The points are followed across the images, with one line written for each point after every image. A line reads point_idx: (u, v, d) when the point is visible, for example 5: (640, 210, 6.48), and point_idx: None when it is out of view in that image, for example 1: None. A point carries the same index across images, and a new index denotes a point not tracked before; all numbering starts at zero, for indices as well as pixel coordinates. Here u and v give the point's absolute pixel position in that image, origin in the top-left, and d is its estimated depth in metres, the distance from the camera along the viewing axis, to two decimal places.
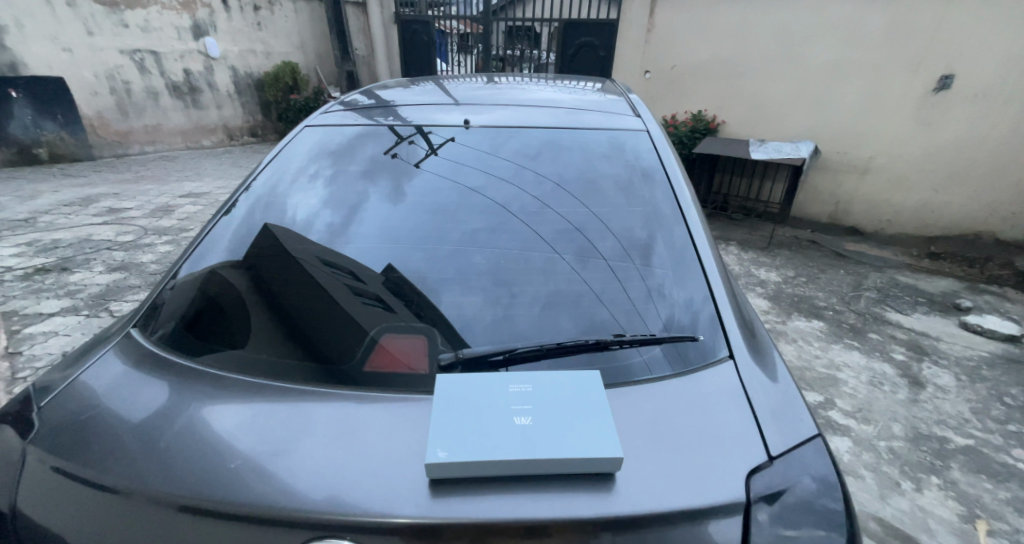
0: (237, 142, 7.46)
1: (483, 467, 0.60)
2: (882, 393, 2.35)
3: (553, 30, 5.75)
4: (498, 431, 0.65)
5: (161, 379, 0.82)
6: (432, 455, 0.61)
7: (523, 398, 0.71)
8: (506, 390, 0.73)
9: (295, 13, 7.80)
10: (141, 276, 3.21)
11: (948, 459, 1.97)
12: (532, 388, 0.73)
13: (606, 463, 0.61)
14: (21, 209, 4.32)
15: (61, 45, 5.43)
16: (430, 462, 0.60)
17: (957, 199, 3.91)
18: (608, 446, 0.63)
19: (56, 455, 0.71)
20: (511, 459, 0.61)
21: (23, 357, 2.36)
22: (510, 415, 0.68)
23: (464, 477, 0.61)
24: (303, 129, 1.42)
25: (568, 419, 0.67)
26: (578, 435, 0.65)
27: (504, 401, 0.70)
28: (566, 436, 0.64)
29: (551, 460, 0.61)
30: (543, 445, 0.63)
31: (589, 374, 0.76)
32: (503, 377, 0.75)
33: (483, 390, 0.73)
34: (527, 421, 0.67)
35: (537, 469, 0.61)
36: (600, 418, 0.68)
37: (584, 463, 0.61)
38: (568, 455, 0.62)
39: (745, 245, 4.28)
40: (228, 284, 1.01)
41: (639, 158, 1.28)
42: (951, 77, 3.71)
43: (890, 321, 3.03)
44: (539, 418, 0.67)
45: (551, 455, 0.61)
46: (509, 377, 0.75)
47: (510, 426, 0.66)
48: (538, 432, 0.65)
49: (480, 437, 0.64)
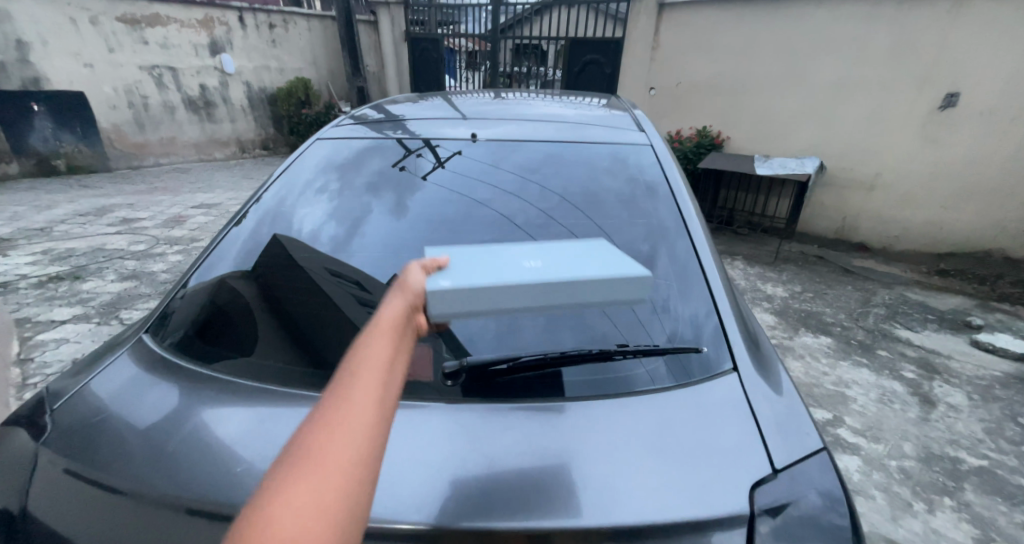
0: (249, 155, 7.60)
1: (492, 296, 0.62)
2: (892, 412, 2.31)
3: (560, 48, 5.94)
4: (499, 272, 0.66)
5: (171, 384, 0.83)
6: (432, 284, 0.59)
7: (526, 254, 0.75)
8: (507, 252, 0.76)
9: (309, 30, 7.93)
10: (152, 285, 3.26)
11: (961, 480, 1.93)
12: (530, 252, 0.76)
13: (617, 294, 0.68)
14: (38, 218, 4.42)
15: (83, 61, 5.65)
16: (427, 288, 0.58)
17: (965, 216, 3.88)
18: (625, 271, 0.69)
19: (69, 457, 0.72)
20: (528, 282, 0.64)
21: (34, 364, 2.40)
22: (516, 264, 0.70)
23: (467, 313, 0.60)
24: (314, 143, 1.46)
25: (572, 263, 0.71)
26: (586, 269, 0.69)
27: (505, 258, 0.73)
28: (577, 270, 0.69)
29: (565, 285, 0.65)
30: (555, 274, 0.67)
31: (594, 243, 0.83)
32: (495, 248, 0.78)
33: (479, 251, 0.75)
34: (535, 265, 0.71)
35: (547, 298, 0.66)
36: (602, 264, 0.72)
37: (591, 289, 0.67)
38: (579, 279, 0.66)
39: (751, 260, 4.27)
40: (237, 294, 1.02)
41: (642, 173, 1.30)
42: (957, 95, 3.71)
43: (900, 338, 2.99)
44: (542, 263, 0.70)
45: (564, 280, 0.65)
46: (503, 248, 0.78)
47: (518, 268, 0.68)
48: (544, 270, 0.68)
49: (485, 275, 0.65)
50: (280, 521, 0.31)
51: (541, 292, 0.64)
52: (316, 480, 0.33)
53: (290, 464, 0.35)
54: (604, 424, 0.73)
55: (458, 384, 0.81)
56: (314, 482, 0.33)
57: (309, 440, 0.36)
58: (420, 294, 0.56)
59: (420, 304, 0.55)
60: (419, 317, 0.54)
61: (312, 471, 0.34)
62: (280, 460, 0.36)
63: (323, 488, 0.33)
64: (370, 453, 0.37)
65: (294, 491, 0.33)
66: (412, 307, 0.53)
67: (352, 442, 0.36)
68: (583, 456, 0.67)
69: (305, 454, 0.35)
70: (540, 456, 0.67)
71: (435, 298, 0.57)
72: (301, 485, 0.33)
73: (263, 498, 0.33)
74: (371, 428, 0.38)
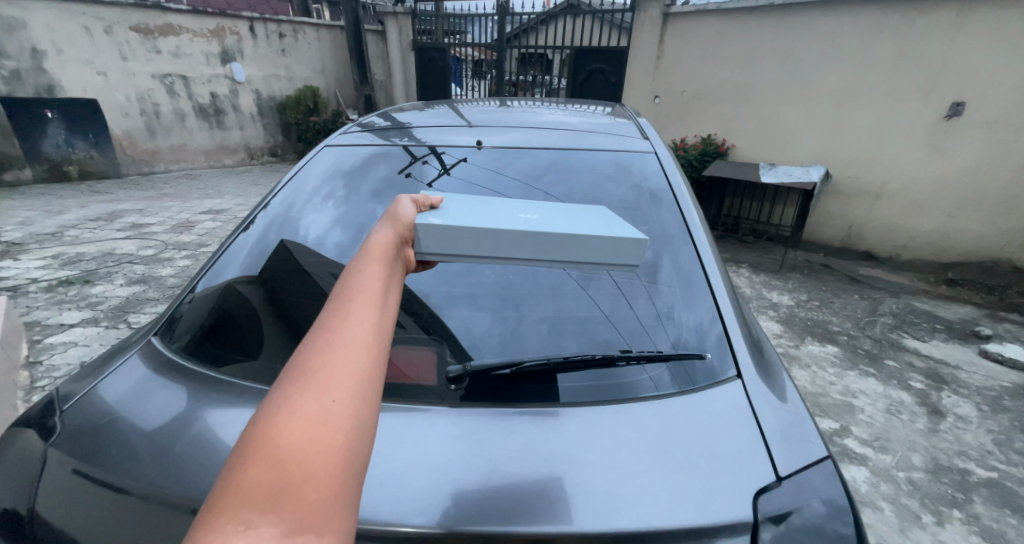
0: (257, 161, 7.69)
1: (476, 240, 0.71)
2: (900, 422, 2.28)
3: (565, 57, 6.02)
4: (492, 223, 0.75)
5: (180, 386, 0.84)
6: (421, 220, 0.69)
7: (520, 211, 0.84)
8: (503, 207, 0.86)
9: (318, 40, 8.04)
10: (160, 289, 3.30)
11: (970, 492, 1.90)
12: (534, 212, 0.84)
13: (603, 256, 0.73)
14: (50, 223, 4.50)
15: (97, 69, 5.77)
16: (416, 222, 0.67)
17: (973, 225, 3.85)
18: (621, 235, 0.72)
19: (78, 458, 0.74)
20: (512, 232, 0.72)
21: (43, 367, 2.43)
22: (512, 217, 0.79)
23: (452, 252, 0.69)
24: (322, 149, 1.48)
25: (567, 222, 0.79)
26: (579, 228, 0.76)
27: (506, 214, 0.82)
28: (565, 227, 0.75)
29: (546, 237, 0.72)
30: (546, 227, 0.74)
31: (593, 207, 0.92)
32: (505, 207, 0.87)
33: (476, 205, 0.86)
34: (525, 219, 0.78)
35: (532, 247, 0.73)
36: (598, 225, 0.78)
37: (574, 246, 0.73)
38: (564, 232, 0.72)
39: (756, 268, 4.25)
40: (245, 299, 1.04)
41: (646, 180, 1.31)
42: (963, 104, 3.70)
43: (908, 348, 2.96)
44: (539, 219, 0.79)
45: (544, 232, 0.72)
46: (512, 207, 0.87)
47: (511, 221, 0.77)
48: (537, 223, 0.76)
49: (473, 223, 0.74)
50: (295, 436, 0.36)
51: (527, 241, 0.72)
52: (324, 402, 0.38)
53: (295, 388, 0.39)
54: (607, 429, 0.73)
55: (462, 388, 0.82)
56: (322, 404, 0.38)
57: (312, 368, 0.41)
58: (409, 227, 0.66)
59: (407, 235, 0.65)
60: (404, 256, 0.62)
61: (320, 394, 0.39)
62: (284, 385, 0.40)
63: (331, 409, 0.38)
64: (373, 379, 0.42)
65: (304, 411, 0.37)
66: (403, 238, 0.63)
67: (357, 368, 0.41)
68: (585, 461, 0.67)
69: (310, 379, 0.40)
70: (543, 461, 0.68)
71: (421, 231, 0.66)
72: (311, 406, 0.37)
73: (272, 418, 0.38)
74: (372, 360, 0.43)
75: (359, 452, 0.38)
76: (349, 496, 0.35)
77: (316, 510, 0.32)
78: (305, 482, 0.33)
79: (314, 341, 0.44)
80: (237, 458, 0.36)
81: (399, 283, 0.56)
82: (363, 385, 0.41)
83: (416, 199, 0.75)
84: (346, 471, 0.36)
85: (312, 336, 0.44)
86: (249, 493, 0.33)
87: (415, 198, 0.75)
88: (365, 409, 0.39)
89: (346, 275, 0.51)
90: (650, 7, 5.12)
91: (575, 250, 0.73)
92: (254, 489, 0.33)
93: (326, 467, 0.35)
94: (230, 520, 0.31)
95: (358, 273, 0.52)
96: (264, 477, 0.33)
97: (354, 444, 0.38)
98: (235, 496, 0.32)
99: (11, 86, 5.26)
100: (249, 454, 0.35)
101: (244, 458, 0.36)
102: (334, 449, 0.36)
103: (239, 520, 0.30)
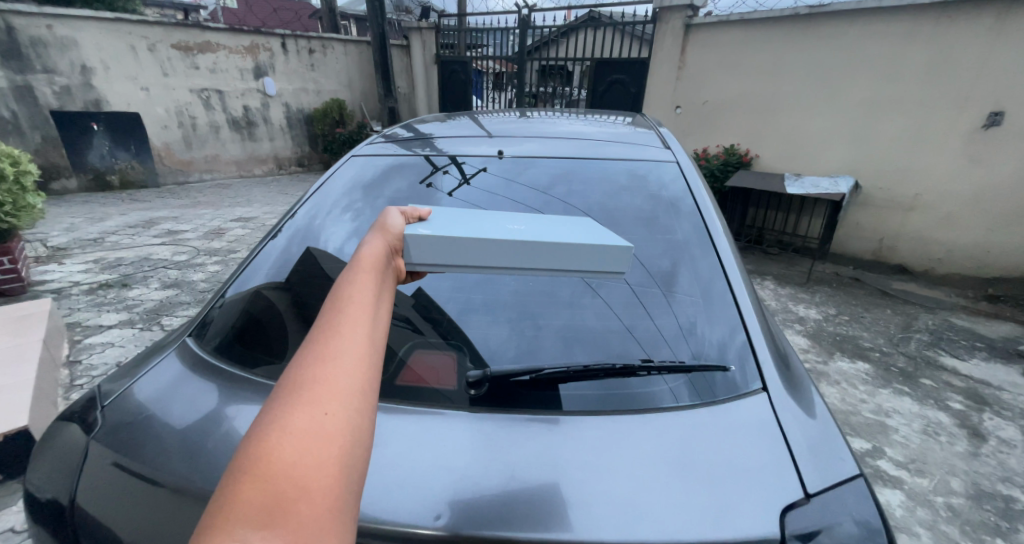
0: (286, 171, 7.95)
1: (466, 249, 0.73)
2: (937, 444, 2.17)
3: (585, 68, 6.16)
4: (479, 232, 0.77)
5: (211, 384, 0.88)
6: (409, 231, 0.71)
7: (510, 222, 0.85)
8: (493, 218, 0.87)
9: (345, 54, 8.24)
10: (191, 293, 3.44)
11: (1015, 521, 1.79)
12: (525, 223, 0.85)
13: (598, 263, 0.74)
14: (92, 229, 4.74)
15: (140, 84, 6.10)
16: (405, 232, 0.69)
17: (1016, 239, 3.66)
18: (613, 243, 0.73)
19: (117, 453, 0.77)
20: (498, 240, 0.73)
21: (82, 366, 2.54)
22: (501, 227, 0.81)
23: (440, 261, 0.71)
24: (348, 159, 1.53)
25: (556, 231, 0.80)
26: (569, 238, 0.76)
27: (496, 224, 0.83)
28: (553, 237, 0.76)
29: (534, 244, 0.73)
30: (534, 236, 0.76)
31: (586, 218, 0.93)
32: (495, 216, 0.89)
33: (466, 217, 0.87)
34: (514, 229, 0.80)
35: (520, 255, 0.74)
36: (589, 234, 0.79)
37: (564, 254, 0.73)
38: (551, 241, 0.73)
39: (782, 280, 4.15)
40: (271, 303, 1.07)
41: (665, 189, 1.30)
42: (1002, 113, 3.54)
43: (945, 367, 2.82)
44: (528, 229, 0.80)
45: (531, 239, 0.73)
46: (504, 216, 0.89)
47: (500, 231, 0.78)
48: (528, 232, 0.78)
49: (461, 233, 0.75)
50: (287, 452, 0.37)
51: (515, 250, 0.73)
52: (316, 415, 0.39)
53: (287, 403, 0.40)
54: (624, 441, 0.72)
55: (479, 393, 0.83)
56: (315, 418, 0.39)
57: (306, 382, 0.42)
58: (398, 237, 0.68)
59: (396, 245, 0.66)
60: (392, 267, 0.63)
61: (313, 408, 0.40)
62: (276, 399, 0.41)
63: (323, 423, 0.39)
64: (366, 393, 0.43)
65: (296, 425, 0.38)
66: (392, 248, 0.65)
67: (347, 384, 0.42)
68: (603, 473, 0.67)
69: (302, 393, 0.41)
70: (558, 469, 0.68)
71: (410, 242, 0.68)
72: (303, 420, 0.38)
73: (264, 434, 0.38)
74: (363, 374, 0.44)
75: (354, 465, 0.39)
76: (346, 510, 0.36)
77: (312, 524, 0.33)
78: (301, 497, 0.34)
79: (305, 354, 0.45)
80: (229, 475, 0.37)
81: (390, 294, 0.57)
82: (355, 399, 0.42)
83: (404, 212, 0.77)
84: (340, 486, 0.37)
85: (303, 349, 0.45)
86: (242, 512, 0.33)
87: (403, 211, 0.77)
88: (357, 422, 0.41)
89: (337, 286, 0.53)
90: (672, 17, 5.12)
91: (568, 256, 0.73)
92: (248, 509, 0.33)
93: (321, 483, 0.36)
94: (225, 534, 0.31)
95: (348, 285, 0.53)
96: (258, 495, 0.34)
97: (348, 460, 0.39)
98: (228, 512, 0.33)
99: (61, 101, 5.62)
100: (241, 470, 0.36)
101: (236, 477, 0.36)
102: (327, 463, 0.37)
103: (233, 536, 0.31)
